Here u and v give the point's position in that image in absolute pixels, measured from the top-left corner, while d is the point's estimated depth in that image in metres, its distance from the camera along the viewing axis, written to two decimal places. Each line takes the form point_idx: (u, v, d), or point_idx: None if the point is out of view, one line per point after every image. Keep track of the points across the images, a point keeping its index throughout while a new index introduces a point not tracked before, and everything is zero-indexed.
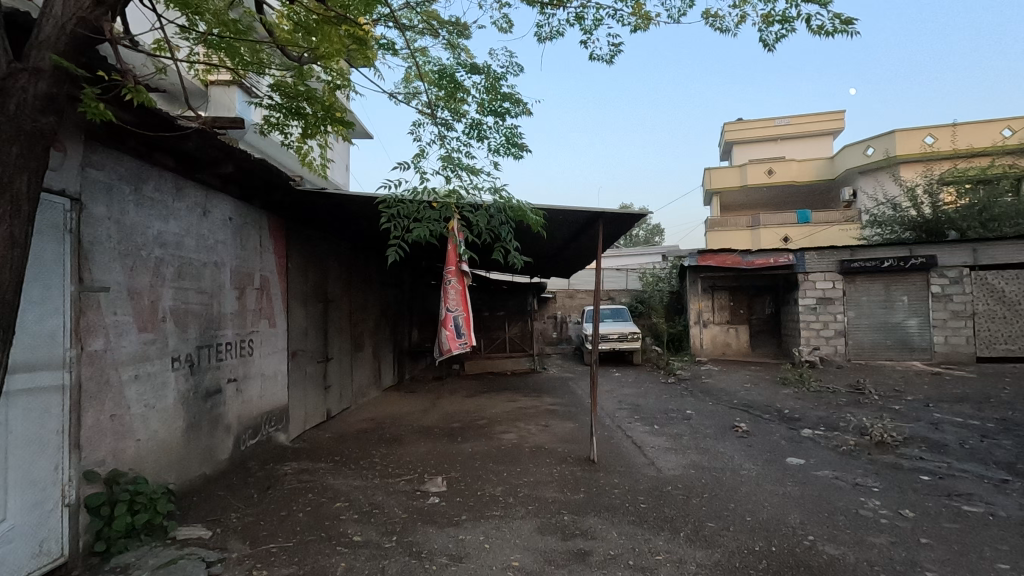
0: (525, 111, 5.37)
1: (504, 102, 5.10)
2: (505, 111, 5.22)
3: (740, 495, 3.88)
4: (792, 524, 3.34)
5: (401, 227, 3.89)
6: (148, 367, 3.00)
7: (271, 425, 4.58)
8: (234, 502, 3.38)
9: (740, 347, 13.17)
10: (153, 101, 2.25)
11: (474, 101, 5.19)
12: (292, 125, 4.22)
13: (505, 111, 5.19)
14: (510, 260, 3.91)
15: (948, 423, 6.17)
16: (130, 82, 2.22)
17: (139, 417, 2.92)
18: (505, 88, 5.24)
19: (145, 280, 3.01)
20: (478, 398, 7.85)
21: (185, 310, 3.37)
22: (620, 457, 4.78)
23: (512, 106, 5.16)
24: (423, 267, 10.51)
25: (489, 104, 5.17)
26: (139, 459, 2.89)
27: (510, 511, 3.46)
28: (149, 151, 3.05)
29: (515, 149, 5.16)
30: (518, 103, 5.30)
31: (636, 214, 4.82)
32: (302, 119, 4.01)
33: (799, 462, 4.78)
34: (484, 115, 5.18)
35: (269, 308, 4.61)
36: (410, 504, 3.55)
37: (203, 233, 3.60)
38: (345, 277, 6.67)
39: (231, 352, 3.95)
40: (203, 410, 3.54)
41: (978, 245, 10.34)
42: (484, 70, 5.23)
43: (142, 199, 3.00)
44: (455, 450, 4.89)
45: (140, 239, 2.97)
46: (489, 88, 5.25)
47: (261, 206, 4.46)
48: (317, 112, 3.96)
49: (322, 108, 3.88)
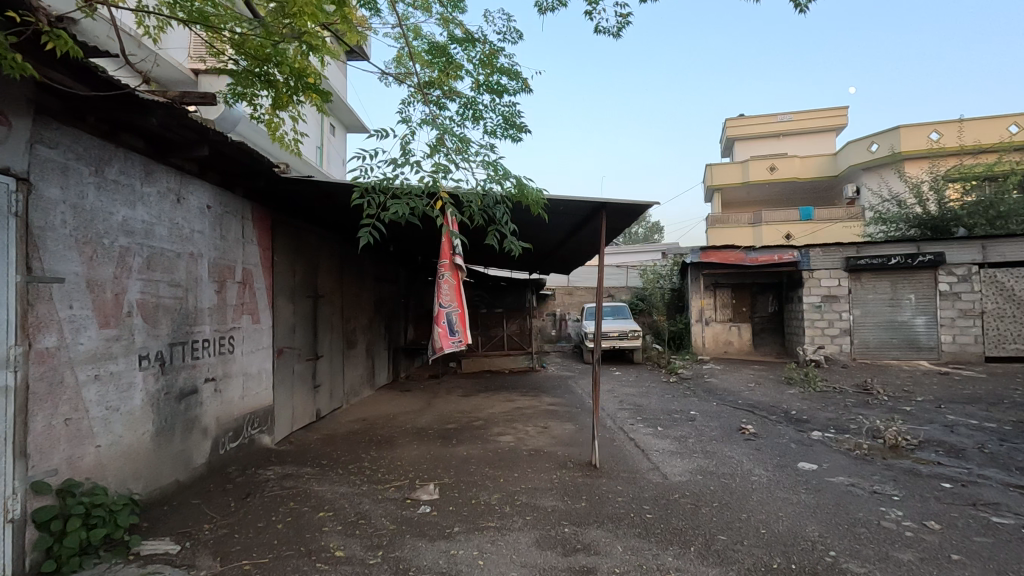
0: (524, 88, 5.16)
1: (500, 78, 4.89)
2: (503, 88, 5.01)
3: (753, 503, 3.64)
4: (811, 538, 3.10)
5: (378, 203, 3.56)
6: (111, 366, 2.74)
7: (255, 427, 4.33)
8: (209, 512, 3.13)
9: (742, 345, 12.96)
10: (78, 50, 1.99)
11: (470, 79, 4.98)
12: (263, 95, 3.98)
13: (503, 88, 5.00)
14: (506, 244, 3.63)
15: (962, 425, 5.95)
16: (44, 24, 1.94)
17: (101, 420, 2.67)
18: (503, 63, 5.04)
19: (107, 271, 2.75)
20: (475, 398, 7.61)
21: (156, 304, 3.12)
22: (623, 461, 4.54)
23: (510, 82, 4.95)
24: (419, 263, 10.29)
25: (486, 80, 4.98)
26: (101, 467, 2.64)
27: (506, 522, 3.22)
28: (111, 130, 2.79)
29: (513, 130, 4.93)
30: (517, 79, 5.10)
31: (642, 204, 4.54)
32: (272, 89, 3.78)
33: (812, 467, 4.54)
34: (480, 92, 4.97)
35: (253, 303, 4.35)
36: (398, 514, 3.30)
37: (177, 222, 3.34)
38: (337, 272, 6.40)
39: (209, 350, 3.70)
40: (177, 412, 3.29)
41: (987, 242, 10.11)
42: (481, 45, 5.03)
43: (105, 183, 2.75)
44: (449, 453, 4.65)
45: (102, 226, 2.72)
46: (486, 63, 5.06)
47: (243, 194, 4.20)
48: (288, 80, 3.73)
49: (294, 75, 3.64)
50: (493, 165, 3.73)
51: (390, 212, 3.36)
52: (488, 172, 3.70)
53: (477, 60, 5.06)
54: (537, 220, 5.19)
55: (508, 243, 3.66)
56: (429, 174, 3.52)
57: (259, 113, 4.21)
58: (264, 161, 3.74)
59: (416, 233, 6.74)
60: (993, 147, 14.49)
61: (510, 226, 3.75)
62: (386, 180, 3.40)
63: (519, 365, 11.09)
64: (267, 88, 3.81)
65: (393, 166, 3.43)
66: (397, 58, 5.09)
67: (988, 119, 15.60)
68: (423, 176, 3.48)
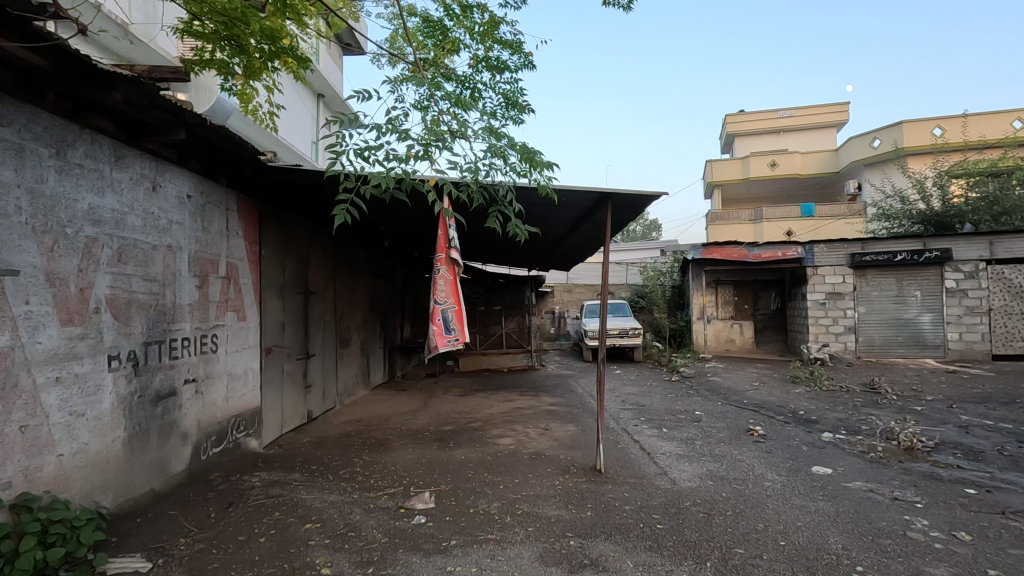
0: (525, 64, 5.09)
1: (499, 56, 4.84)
2: (501, 65, 4.94)
3: (769, 512, 3.43)
4: (834, 550, 2.88)
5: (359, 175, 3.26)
6: (75, 368, 2.51)
7: (241, 430, 4.10)
8: (186, 524, 2.90)
9: (744, 343, 12.67)
10: None
11: (469, 56, 4.90)
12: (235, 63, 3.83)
13: (502, 64, 4.94)
14: (509, 225, 3.46)
15: (978, 426, 5.74)
16: None
17: (63, 427, 2.43)
18: (502, 36, 4.96)
19: (71, 263, 2.52)
20: (472, 398, 7.37)
21: (128, 299, 2.88)
22: (629, 466, 4.31)
23: (510, 60, 4.89)
24: (416, 259, 10.07)
25: (485, 56, 4.93)
26: (62, 479, 2.41)
27: (507, 534, 3.00)
28: (74, 108, 2.55)
29: (515, 110, 4.83)
30: (518, 54, 5.03)
31: (650, 194, 4.29)
32: (244, 56, 3.62)
33: (827, 471, 4.32)
34: (479, 69, 4.90)
35: (238, 300, 4.12)
36: (391, 525, 3.08)
37: (152, 212, 3.11)
38: (329, 268, 6.15)
39: (189, 349, 3.46)
40: (153, 416, 3.06)
41: (994, 238, 9.93)
42: (480, 17, 4.89)
43: (68, 167, 2.51)
44: (446, 457, 4.42)
45: (64, 213, 2.48)
46: (485, 32, 4.94)
47: (226, 183, 3.95)
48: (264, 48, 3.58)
49: (270, 41, 3.50)
50: (494, 141, 3.55)
51: (372, 183, 3.09)
52: (489, 145, 3.49)
53: (474, 34, 4.95)
54: (540, 213, 5.00)
55: (513, 224, 3.49)
56: (419, 144, 3.29)
57: (230, 82, 4.05)
58: (248, 147, 3.50)
59: (413, 227, 6.55)
60: (998, 143, 14.32)
61: (511, 204, 3.60)
62: (369, 149, 3.12)
63: (518, 364, 10.85)
64: (238, 56, 3.66)
65: (378, 133, 3.15)
66: (392, 38, 5.00)
67: (992, 113, 15.44)
68: (412, 146, 3.25)
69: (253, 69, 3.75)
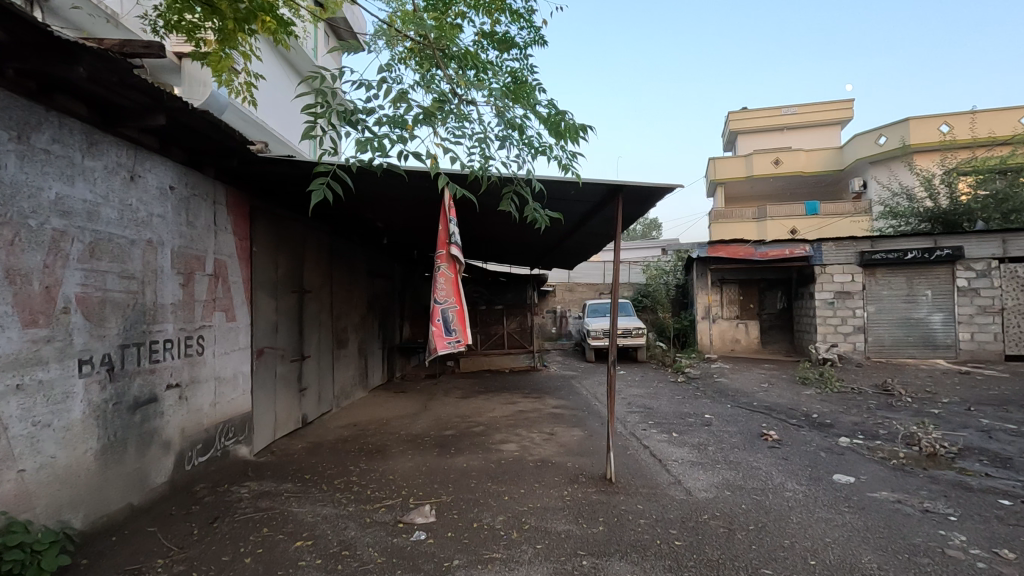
0: (534, 39, 4.96)
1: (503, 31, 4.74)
2: (507, 42, 4.84)
3: (793, 526, 3.20)
4: (870, 572, 2.65)
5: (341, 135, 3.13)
6: (38, 374, 2.28)
7: (230, 437, 3.86)
8: (167, 543, 2.67)
9: (750, 343, 12.32)
10: None
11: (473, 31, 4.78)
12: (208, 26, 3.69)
13: (508, 41, 4.84)
14: (529, 208, 3.54)
15: (1001, 431, 5.52)
16: None
17: (25, 440, 2.20)
18: (509, 10, 4.82)
19: (35, 258, 2.29)
20: (473, 400, 7.15)
21: (101, 298, 2.65)
22: (641, 475, 4.08)
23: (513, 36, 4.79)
24: (414, 258, 9.82)
25: (491, 29, 4.81)
26: (24, 497, 2.18)
27: (515, 553, 2.76)
28: (39, 88, 2.31)
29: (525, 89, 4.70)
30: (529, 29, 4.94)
31: (662, 185, 4.05)
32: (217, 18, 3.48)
33: (849, 480, 4.09)
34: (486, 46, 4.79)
35: (228, 299, 3.88)
36: (388, 542, 2.84)
37: (130, 204, 2.87)
38: (325, 266, 5.94)
39: (172, 352, 3.23)
40: (131, 425, 2.83)
41: (1007, 236, 9.69)
42: None
43: (31, 152, 2.28)
44: (447, 465, 4.19)
45: (26, 203, 2.25)
46: (492, 5, 4.73)
47: (214, 175, 3.73)
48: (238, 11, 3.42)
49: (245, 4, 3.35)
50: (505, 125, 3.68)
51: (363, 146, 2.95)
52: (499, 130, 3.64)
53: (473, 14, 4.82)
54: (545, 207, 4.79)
55: (534, 208, 3.59)
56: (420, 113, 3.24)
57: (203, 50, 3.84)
58: (236, 135, 3.26)
59: (413, 224, 6.34)
60: (1007, 140, 14.09)
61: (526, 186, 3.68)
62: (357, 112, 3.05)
63: (520, 365, 10.64)
64: (211, 18, 3.51)
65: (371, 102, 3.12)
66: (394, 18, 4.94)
67: (1000, 110, 15.27)
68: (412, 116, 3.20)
69: (226, 33, 3.56)
